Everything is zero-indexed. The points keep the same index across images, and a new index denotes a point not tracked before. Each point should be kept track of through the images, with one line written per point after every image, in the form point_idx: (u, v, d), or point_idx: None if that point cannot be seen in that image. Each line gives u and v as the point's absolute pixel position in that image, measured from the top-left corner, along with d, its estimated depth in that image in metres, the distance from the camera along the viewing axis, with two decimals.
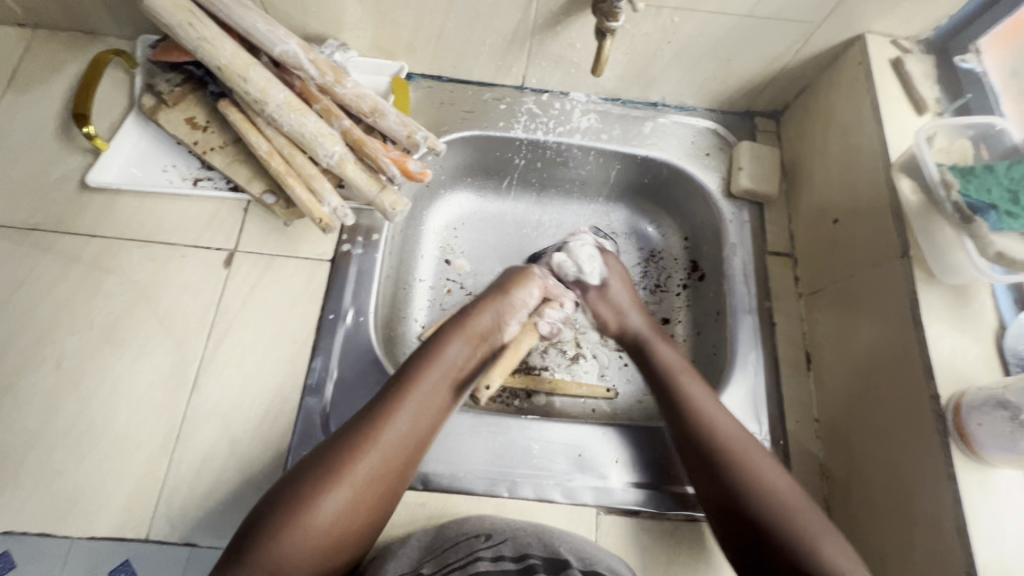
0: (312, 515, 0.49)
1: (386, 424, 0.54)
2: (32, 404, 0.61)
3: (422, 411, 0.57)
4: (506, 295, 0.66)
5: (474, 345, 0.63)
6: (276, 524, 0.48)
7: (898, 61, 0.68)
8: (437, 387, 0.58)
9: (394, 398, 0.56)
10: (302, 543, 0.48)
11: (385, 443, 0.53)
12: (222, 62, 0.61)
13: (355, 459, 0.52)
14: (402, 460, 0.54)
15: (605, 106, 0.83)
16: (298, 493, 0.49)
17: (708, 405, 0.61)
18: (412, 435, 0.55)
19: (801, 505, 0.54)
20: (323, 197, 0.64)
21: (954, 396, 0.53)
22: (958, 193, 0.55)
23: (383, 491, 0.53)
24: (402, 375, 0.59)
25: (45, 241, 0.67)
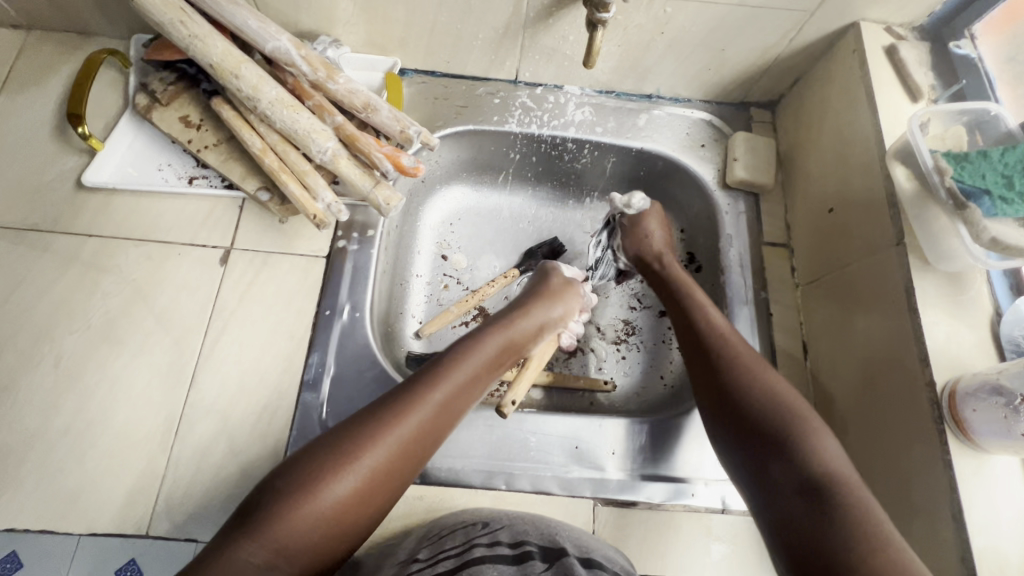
0: (327, 494, 0.47)
1: (413, 413, 0.53)
2: (32, 403, 0.61)
3: (451, 405, 0.57)
4: (547, 305, 0.70)
5: (512, 355, 0.65)
6: (290, 500, 0.46)
7: (892, 48, 0.67)
8: (463, 386, 0.58)
9: (425, 387, 0.56)
10: (307, 524, 0.46)
11: (405, 432, 0.52)
12: (214, 59, 0.61)
13: (373, 446, 0.50)
14: (417, 454, 0.53)
15: (600, 98, 0.83)
16: (310, 474, 0.48)
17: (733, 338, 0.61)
18: (438, 427, 0.55)
19: (809, 421, 0.51)
20: (317, 193, 0.65)
21: (949, 382, 0.53)
22: (952, 179, 0.55)
23: (393, 484, 0.51)
24: (437, 364, 0.59)
25: (42, 242, 0.68)
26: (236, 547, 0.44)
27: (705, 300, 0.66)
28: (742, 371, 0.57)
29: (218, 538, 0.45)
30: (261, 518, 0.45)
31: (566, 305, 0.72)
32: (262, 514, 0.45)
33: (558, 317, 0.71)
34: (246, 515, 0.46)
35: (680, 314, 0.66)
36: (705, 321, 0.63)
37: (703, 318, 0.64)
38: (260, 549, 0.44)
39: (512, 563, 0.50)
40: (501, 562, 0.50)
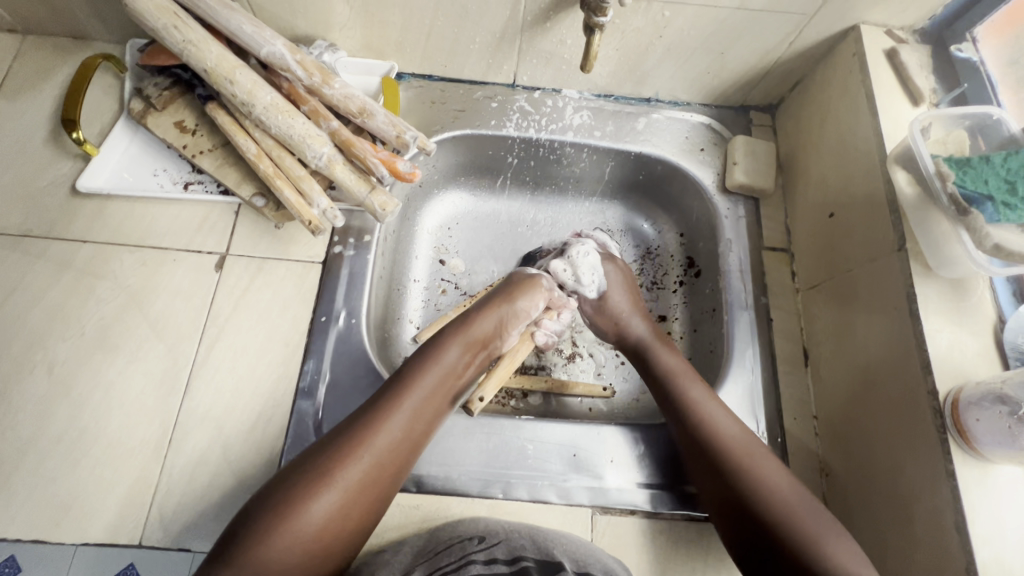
0: (303, 515, 0.47)
1: (381, 425, 0.53)
2: (24, 411, 0.61)
3: (420, 413, 0.56)
4: (512, 302, 0.67)
5: (478, 356, 0.64)
6: (266, 523, 0.46)
7: (893, 51, 0.67)
8: (433, 391, 0.58)
9: (391, 399, 0.55)
10: (290, 542, 0.46)
11: (375, 447, 0.52)
12: (208, 64, 0.61)
13: (349, 462, 0.51)
14: (395, 463, 0.53)
15: (599, 102, 0.82)
16: (289, 493, 0.48)
17: (728, 428, 0.59)
18: (409, 437, 0.55)
19: (816, 513, 0.52)
20: (312, 199, 0.64)
21: (952, 390, 0.52)
22: (954, 184, 0.55)
23: (373, 494, 0.52)
24: (401, 374, 0.58)
25: (37, 248, 0.67)
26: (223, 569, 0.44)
27: (663, 347, 0.68)
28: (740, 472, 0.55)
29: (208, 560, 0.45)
30: (244, 539, 0.46)
31: (534, 299, 0.69)
32: (245, 537, 0.46)
33: (526, 314, 0.68)
34: (228, 542, 0.46)
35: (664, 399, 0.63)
36: (688, 406, 0.60)
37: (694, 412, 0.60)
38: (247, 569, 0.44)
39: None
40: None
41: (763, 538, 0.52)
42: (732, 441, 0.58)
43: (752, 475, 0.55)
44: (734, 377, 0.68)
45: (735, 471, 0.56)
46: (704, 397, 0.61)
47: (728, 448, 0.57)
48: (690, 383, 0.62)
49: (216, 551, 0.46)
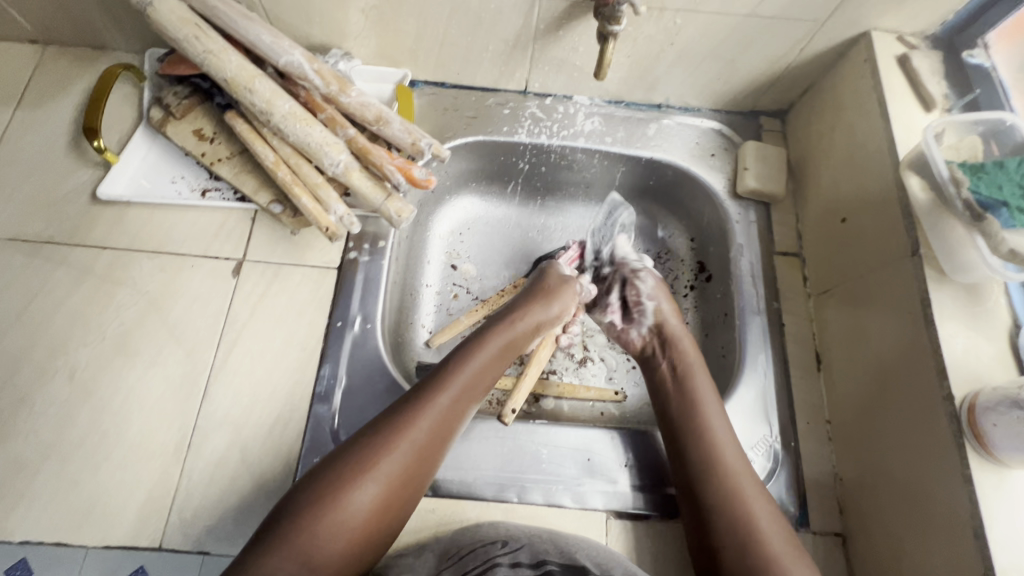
0: (347, 504, 0.48)
1: (422, 418, 0.54)
2: (46, 415, 0.62)
3: (457, 408, 0.56)
4: (545, 303, 0.68)
5: (513, 355, 0.65)
6: (309, 512, 0.47)
7: (904, 57, 0.67)
8: (471, 388, 0.58)
9: (431, 394, 0.56)
10: (331, 531, 0.47)
11: (417, 438, 0.53)
12: (228, 74, 0.62)
13: (389, 452, 0.51)
14: (432, 455, 0.54)
15: (611, 108, 0.83)
16: (333, 482, 0.49)
17: (732, 454, 0.58)
18: (447, 431, 0.55)
19: (792, 548, 0.52)
20: (329, 206, 0.65)
21: (968, 396, 0.52)
22: (968, 190, 0.55)
23: (410, 487, 0.52)
24: (440, 370, 0.59)
25: (58, 254, 0.68)
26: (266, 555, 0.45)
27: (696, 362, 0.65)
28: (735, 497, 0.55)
29: (251, 545, 0.46)
30: (288, 527, 0.46)
31: (564, 303, 0.70)
32: (288, 524, 0.46)
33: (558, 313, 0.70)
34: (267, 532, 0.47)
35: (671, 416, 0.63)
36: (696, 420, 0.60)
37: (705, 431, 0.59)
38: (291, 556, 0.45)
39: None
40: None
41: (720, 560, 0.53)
42: (737, 465, 0.57)
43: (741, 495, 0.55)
44: (747, 382, 0.68)
45: (717, 486, 0.56)
46: (722, 425, 0.60)
47: (731, 474, 0.56)
48: (710, 400, 0.62)
49: (256, 538, 0.47)
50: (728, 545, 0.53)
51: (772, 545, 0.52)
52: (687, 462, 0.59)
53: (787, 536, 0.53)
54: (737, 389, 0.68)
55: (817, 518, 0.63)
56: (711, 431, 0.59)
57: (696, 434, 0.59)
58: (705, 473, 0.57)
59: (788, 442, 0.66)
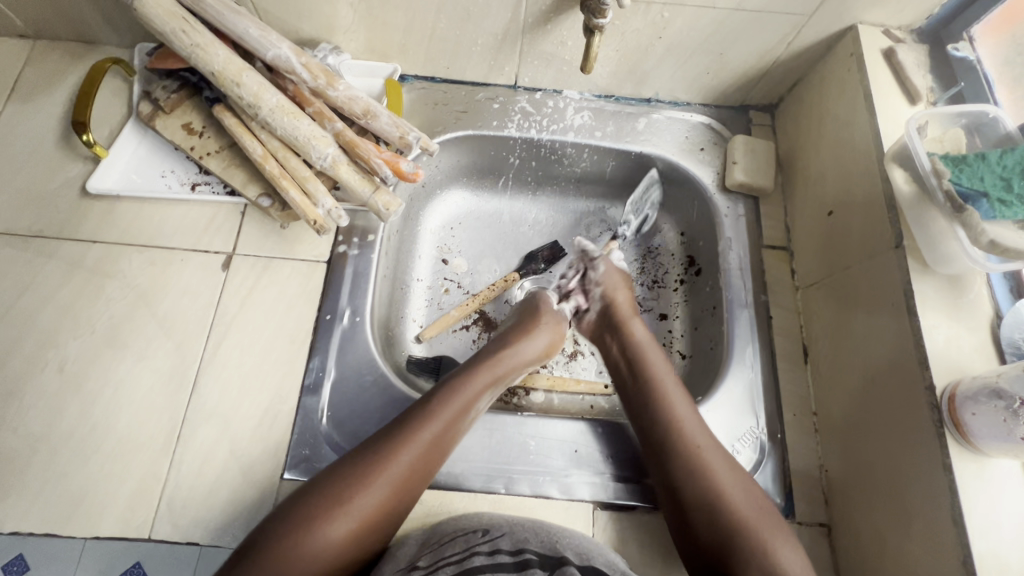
0: (318, 538, 0.49)
1: (399, 454, 0.54)
2: (36, 408, 0.62)
3: (438, 445, 0.56)
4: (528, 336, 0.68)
5: (498, 386, 0.64)
6: (280, 543, 0.48)
7: (890, 51, 0.67)
8: (453, 423, 0.58)
9: (411, 429, 0.56)
10: (303, 563, 0.48)
11: (393, 476, 0.53)
12: (216, 67, 0.62)
13: (365, 490, 0.52)
14: (407, 492, 0.54)
15: (595, 101, 0.83)
16: (306, 516, 0.49)
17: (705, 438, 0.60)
18: (425, 467, 0.55)
19: (770, 519, 0.55)
20: (317, 199, 0.65)
21: (949, 385, 0.53)
22: (949, 182, 0.55)
23: (383, 524, 0.53)
24: (424, 403, 0.58)
25: (48, 248, 0.69)
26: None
27: (631, 317, 0.72)
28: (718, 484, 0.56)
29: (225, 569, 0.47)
30: (260, 558, 0.47)
31: (550, 337, 0.70)
32: (261, 551, 0.47)
33: (540, 341, 0.68)
34: (243, 554, 0.48)
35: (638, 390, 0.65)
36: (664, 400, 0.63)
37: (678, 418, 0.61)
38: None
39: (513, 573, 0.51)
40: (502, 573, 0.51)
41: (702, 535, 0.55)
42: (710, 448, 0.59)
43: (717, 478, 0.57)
44: (734, 374, 0.69)
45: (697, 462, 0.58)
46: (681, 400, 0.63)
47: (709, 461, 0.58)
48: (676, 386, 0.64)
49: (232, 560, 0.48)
50: (711, 520, 0.55)
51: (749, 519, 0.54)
52: (667, 446, 0.60)
53: (764, 509, 0.56)
54: (724, 381, 0.69)
55: (802, 509, 0.63)
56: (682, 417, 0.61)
57: (665, 414, 0.62)
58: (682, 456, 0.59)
59: (775, 434, 0.67)
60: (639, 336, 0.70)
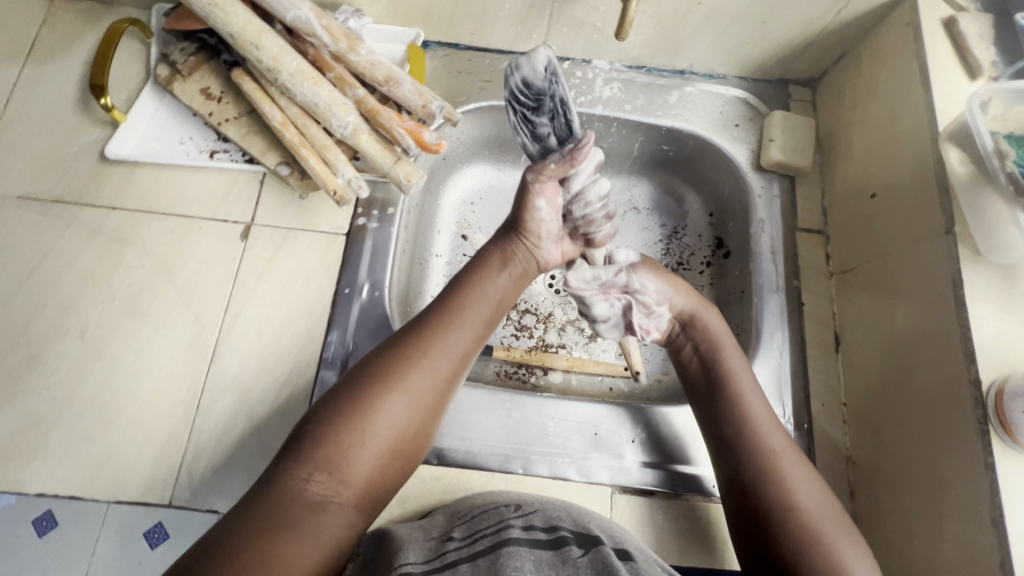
0: (374, 420, 0.46)
1: (440, 334, 0.52)
2: (60, 372, 0.62)
3: (472, 326, 0.54)
4: (517, 237, 0.58)
5: (527, 267, 0.62)
6: (333, 423, 0.45)
7: (950, 21, 0.63)
8: (486, 305, 0.56)
9: (443, 315, 0.53)
10: (361, 450, 0.45)
11: (436, 359, 0.51)
12: (234, 29, 0.60)
13: (409, 368, 0.49)
14: (452, 380, 0.51)
15: (515, 123, 0.50)
16: (354, 396, 0.47)
17: (762, 416, 0.54)
18: (466, 350, 0.53)
19: (837, 521, 0.48)
20: (337, 168, 0.64)
21: (996, 381, 0.50)
22: (1013, 162, 0.52)
23: (437, 406, 0.50)
24: (450, 290, 0.56)
25: (68, 213, 0.68)
26: (296, 464, 0.43)
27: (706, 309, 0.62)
28: (774, 474, 0.50)
29: (266, 473, 0.44)
30: (315, 441, 0.44)
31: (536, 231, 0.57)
32: (311, 437, 0.45)
33: (544, 233, 0.57)
34: (295, 443, 0.45)
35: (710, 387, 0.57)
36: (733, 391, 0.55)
37: (734, 400, 0.55)
38: (321, 465, 0.43)
39: (549, 549, 0.48)
40: (537, 547, 0.49)
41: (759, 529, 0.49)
42: (773, 434, 0.53)
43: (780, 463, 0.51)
44: (761, 360, 0.67)
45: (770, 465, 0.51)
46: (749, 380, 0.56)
47: (768, 446, 0.52)
48: (736, 360, 0.58)
49: (286, 447, 0.45)
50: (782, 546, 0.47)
51: (793, 491, 0.49)
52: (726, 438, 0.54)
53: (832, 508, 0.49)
54: (750, 368, 0.66)
55: None
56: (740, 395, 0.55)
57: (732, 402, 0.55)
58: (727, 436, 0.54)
59: (802, 424, 0.64)
60: (678, 302, 0.62)
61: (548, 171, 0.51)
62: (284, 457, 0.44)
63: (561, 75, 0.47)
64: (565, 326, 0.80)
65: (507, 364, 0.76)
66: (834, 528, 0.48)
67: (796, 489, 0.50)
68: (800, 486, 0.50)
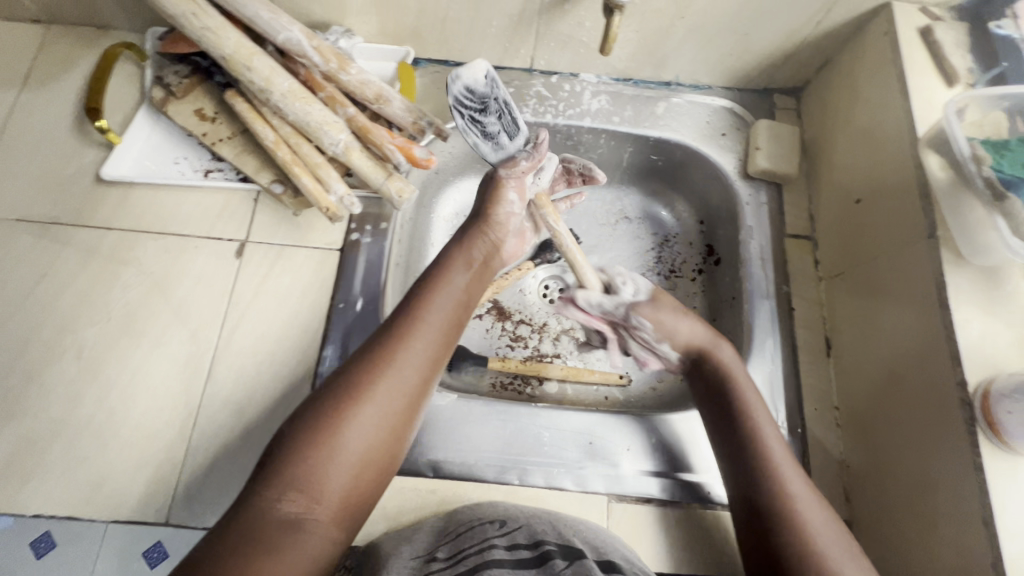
0: (343, 438, 0.46)
1: (405, 342, 0.52)
2: (56, 393, 0.63)
3: (433, 331, 0.54)
4: (488, 229, 0.63)
5: (488, 271, 0.63)
6: (303, 444, 0.45)
7: (927, 30, 0.64)
8: (447, 309, 0.56)
9: (404, 322, 0.53)
10: (332, 467, 0.45)
11: (399, 369, 0.50)
12: (227, 51, 0.61)
13: (374, 379, 0.49)
14: (422, 386, 0.52)
15: (464, 126, 0.54)
16: (321, 415, 0.47)
17: (779, 454, 0.55)
18: (430, 356, 0.53)
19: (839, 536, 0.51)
20: (329, 185, 0.65)
21: (982, 382, 0.50)
22: (990, 167, 0.53)
23: (406, 413, 0.50)
24: (410, 298, 0.56)
25: (65, 235, 0.69)
26: (268, 487, 0.44)
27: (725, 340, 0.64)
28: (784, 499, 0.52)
29: (239, 497, 0.44)
30: (285, 462, 0.45)
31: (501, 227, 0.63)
32: (281, 457, 0.45)
33: (507, 227, 0.64)
34: (266, 467, 0.46)
35: (722, 410, 0.60)
36: (746, 415, 0.58)
37: (751, 440, 0.56)
38: (292, 487, 0.44)
39: (532, 567, 0.50)
40: (520, 568, 0.50)
41: (766, 548, 0.52)
42: (789, 474, 0.54)
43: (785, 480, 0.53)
44: (754, 366, 0.67)
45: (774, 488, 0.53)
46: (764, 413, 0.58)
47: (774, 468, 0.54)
48: (751, 394, 0.59)
49: (259, 470, 0.46)
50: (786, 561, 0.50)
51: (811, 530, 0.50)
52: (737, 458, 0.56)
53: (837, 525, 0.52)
54: None
55: None
56: (756, 423, 0.57)
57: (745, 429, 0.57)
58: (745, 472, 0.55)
59: (795, 429, 0.65)
60: (696, 336, 0.63)
61: (522, 169, 0.59)
62: (256, 481, 0.45)
63: (499, 80, 0.53)
64: (559, 336, 0.80)
65: (503, 374, 0.76)
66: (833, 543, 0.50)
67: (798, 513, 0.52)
68: (813, 515, 0.52)
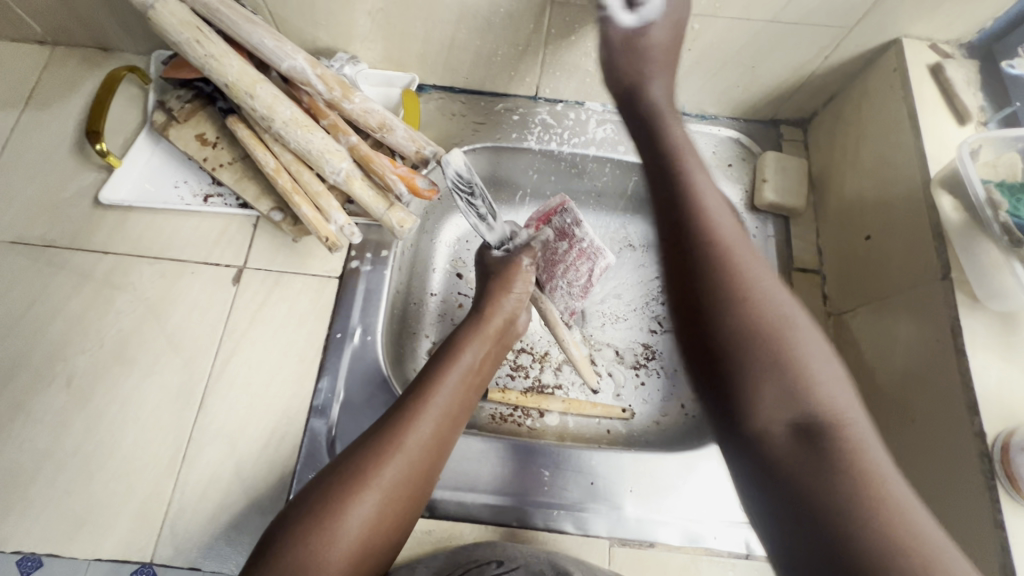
0: (344, 526, 0.45)
1: (414, 424, 0.51)
2: (43, 422, 0.61)
3: (445, 413, 0.53)
4: (497, 301, 0.64)
5: (500, 343, 0.64)
6: (304, 528, 0.44)
7: (937, 67, 0.64)
8: (456, 389, 0.55)
9: (416, 401, 0.53)
10: (333, 558, 0.44)
11: (406, 453, 0.49)
12: (230, 79, 0.60)
13: (381, 466, 0.48)
14: (427, 469, 0.51)
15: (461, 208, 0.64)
16: (325, 500, 0.46)
17: (734, 239, 0.44)
18: (439, 437, 0.52)
19: (791, 312, 0.41)
20: (329, 215, 0.64)
21: (1002, 434, 0.48)
22: (1007, 213, 0.52)
23: (410, 499, 0.49)
24: (422, 376, 0.56)
25: (59, 259, 0.68)
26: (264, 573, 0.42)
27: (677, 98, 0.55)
28: (731, 275, 0.42)
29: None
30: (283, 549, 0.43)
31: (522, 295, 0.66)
32: (283, 541, 0.44)
33: (519, 300, 0.65)
34: (264, 551, 0.44)
35: (659, 187, 0.48)
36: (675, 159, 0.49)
37: (694, 209, 0.46)
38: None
39: None
40: None
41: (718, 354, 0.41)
42: (736, 245, 0.44)
43: (733, 254, 0.43)
44: None
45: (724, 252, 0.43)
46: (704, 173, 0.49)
47: (715, 235, 0.44)
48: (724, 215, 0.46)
49: (258, 551, 0.45)
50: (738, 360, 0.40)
51: (783, 334, 0.40)
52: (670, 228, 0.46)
53: (784, 293, 0.42)
54: None
55: None
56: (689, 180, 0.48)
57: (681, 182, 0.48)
58: (718, 314, 0.41)
59: None
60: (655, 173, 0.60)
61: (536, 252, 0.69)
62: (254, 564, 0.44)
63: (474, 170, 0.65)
64: (561, 366, 0.78)
65: (503, 406, 0.74)
66: (783, 300, 0.42)
67: (752, 290, 0.42)
68: (768, 287, 0.42)
